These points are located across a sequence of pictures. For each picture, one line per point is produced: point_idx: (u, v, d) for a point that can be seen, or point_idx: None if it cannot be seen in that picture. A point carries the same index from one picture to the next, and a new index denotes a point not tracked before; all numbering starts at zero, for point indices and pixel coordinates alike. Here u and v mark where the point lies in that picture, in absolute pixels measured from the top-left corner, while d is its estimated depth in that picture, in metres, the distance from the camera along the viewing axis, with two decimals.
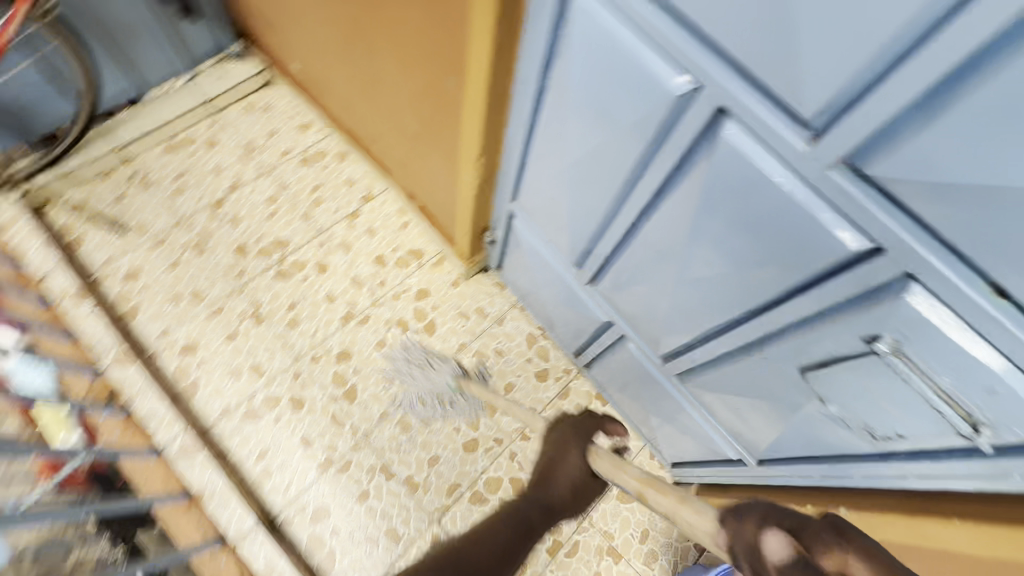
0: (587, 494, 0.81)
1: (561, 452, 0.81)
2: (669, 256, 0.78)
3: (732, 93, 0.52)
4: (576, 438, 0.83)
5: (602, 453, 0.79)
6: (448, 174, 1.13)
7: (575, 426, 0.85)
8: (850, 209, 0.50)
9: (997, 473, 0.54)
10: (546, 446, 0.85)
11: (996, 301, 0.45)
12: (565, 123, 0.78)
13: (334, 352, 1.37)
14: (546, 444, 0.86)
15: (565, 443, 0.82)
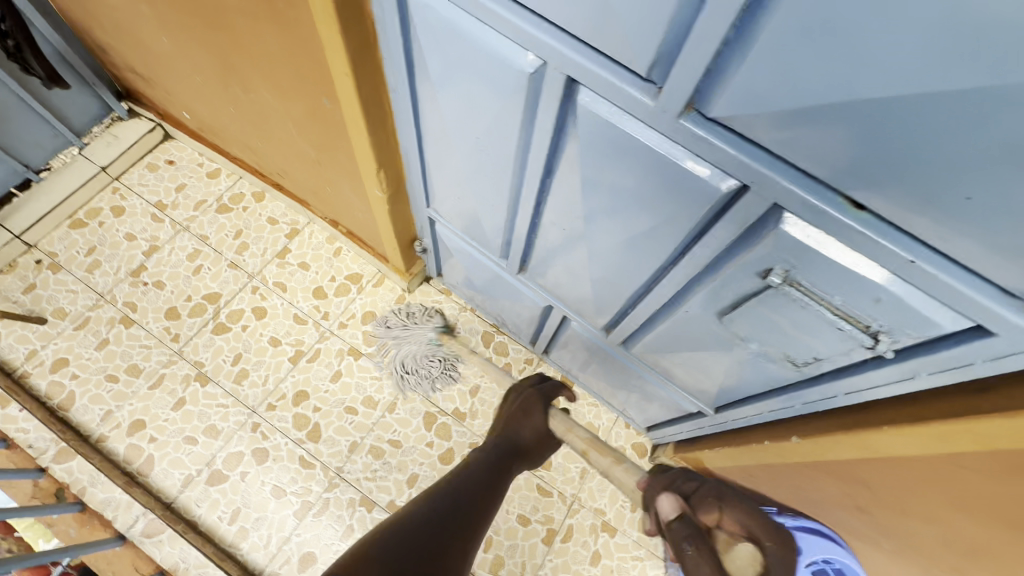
0: (541, 449, 0.99)
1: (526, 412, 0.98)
2: (576, 231, 0.78)
3: (575, 61, 0.51)
4: (541, 404, 0.98)
5: (557, 418, 0.96)
6: (358, 193, 1.11)
7: (539, 391, 1.00)
8: (709, 153, 0.50)
9: (906, 374, 0.56)
10: (511, 403, 1.00)
11: (854, 213, 0.46)
12: (445, 120, 0.76)
13: (290, 395, 1.34)
14: (507, 402, 1.02)
15: (528, 401, 0.99)
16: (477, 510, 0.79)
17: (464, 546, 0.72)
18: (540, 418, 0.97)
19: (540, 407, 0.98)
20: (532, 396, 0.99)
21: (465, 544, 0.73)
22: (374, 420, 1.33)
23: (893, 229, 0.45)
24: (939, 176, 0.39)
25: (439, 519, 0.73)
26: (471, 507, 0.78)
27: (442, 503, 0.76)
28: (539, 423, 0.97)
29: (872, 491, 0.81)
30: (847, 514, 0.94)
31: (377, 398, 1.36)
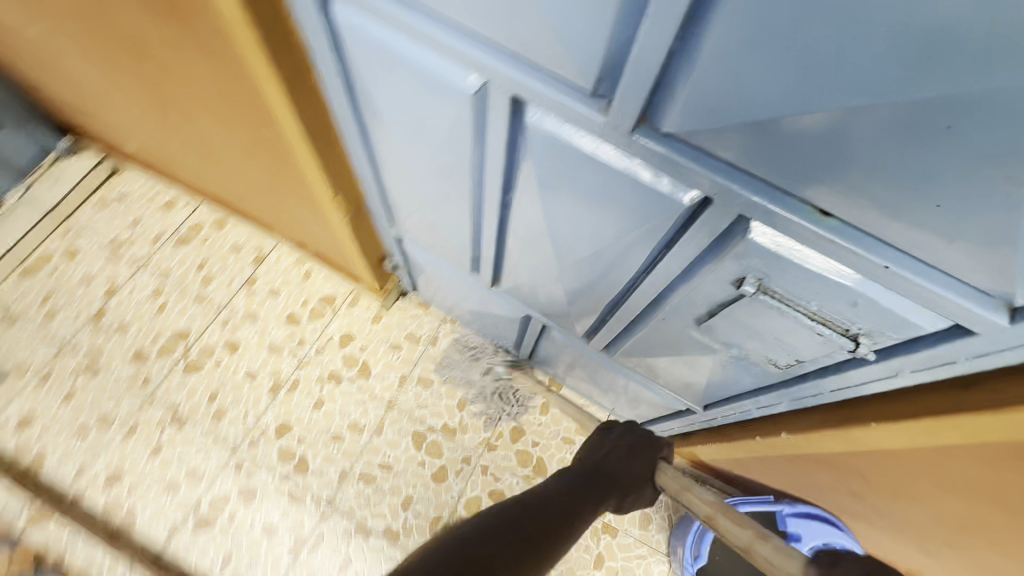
0: (634, 497, 0.74)
1: (625, 454, 0.75)
2: (544, 246, 0.75)
3: (517, 79, 0.48)
4: (647, 448, 0.78)
5: (668, 473, 0.75)
6: (319, 218, 1.06)
7: (646, 436, 0.79)
8: (667, 168, 0.47)
9: (890, 373, 0.54)
10: (601, 441, 0.78)
11: (822, 221, 0.43)
12: (396, 143, 0.72)
13: (273, 428, 1.30)
14: (592, 438, 0.80)
15: (631, 447, 0.76)
16: (556, 533, 0.57)
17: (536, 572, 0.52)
18: (637, 465, 0.75)
19: (639, 452, 0.76)
20: (636, 440, 0.77)
21: (540, 569, 0.53)
22: (362, 445, 1.30)
23: (864, 236, 0.43)
24: (906, 184, 0.37)
25: (514, 532, 0.53)
26: (558, 532, 0.57)
27: (518, 520, 0.55)
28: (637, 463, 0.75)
29: (865, 479, 0.80)
30: (843, 498, 0.93)
31: (363, 422, 1.32)
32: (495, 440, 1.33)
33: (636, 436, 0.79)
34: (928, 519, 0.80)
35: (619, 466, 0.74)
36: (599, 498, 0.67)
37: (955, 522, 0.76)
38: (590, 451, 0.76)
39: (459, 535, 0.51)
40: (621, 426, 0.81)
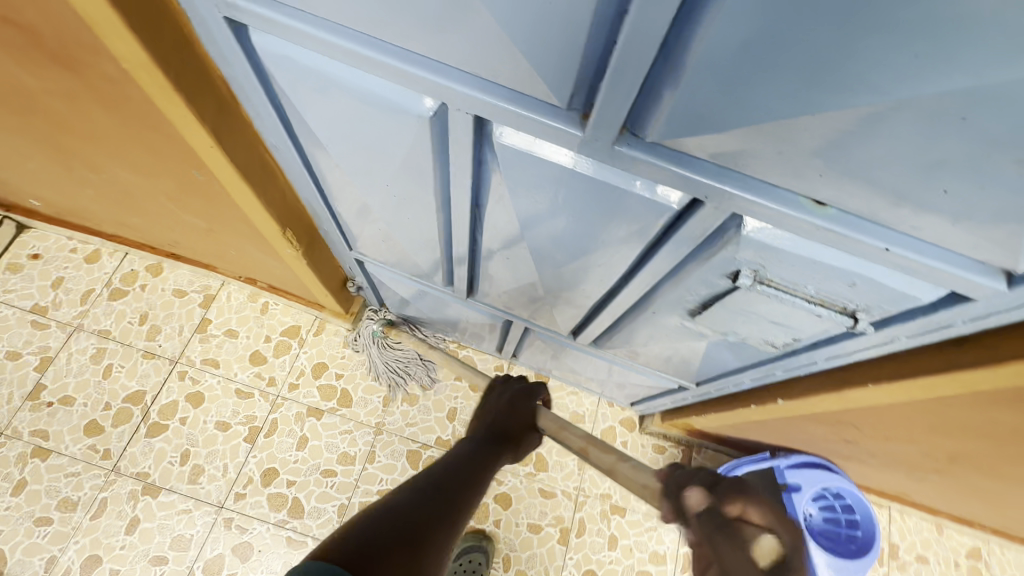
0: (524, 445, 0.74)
1: (514, 408, 0.75)
2: (521, 256, 0.71)
3: (478, 100, 0.43)
4: (529, 393, 0.77)
5: (550, 415, 0.75)
6: (269, 255, 0.98)
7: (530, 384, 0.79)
8: (654, 175, 0.44)
9: (886, 341, 0.55)
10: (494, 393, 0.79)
11: (821, 212, 0.42)
12: (345, 172, 0.66)
13: (258, 477, 1.22)
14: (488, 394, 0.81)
15: (515, 396, 0.77)
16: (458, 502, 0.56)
17: (438, 552, 0.50)
18: (524, 417, 0.74)
19: (524, 402, 0.76)
20: (523, 389, 0.77)
21: (448, 538, 0.52)
22: (356, 475, 1.25)
23: (863, 223, 0.41)
24: (910, 171, 0.35)
25: (419, 509, 0.51)
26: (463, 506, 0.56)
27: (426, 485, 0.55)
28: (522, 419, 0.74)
29: (859, 428, 0.83)
30: (836, 445, 0.97)
31: (352, 452, 1.27)
32: None
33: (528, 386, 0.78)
34: (919, 453, 0.84)
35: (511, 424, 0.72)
36: (493, 454, 0.67)
37: (944, 453, 0.80)
38: (487, 404, 0.77)
39: (352, 535, 0.46)
40: (518, 379, 0.81)
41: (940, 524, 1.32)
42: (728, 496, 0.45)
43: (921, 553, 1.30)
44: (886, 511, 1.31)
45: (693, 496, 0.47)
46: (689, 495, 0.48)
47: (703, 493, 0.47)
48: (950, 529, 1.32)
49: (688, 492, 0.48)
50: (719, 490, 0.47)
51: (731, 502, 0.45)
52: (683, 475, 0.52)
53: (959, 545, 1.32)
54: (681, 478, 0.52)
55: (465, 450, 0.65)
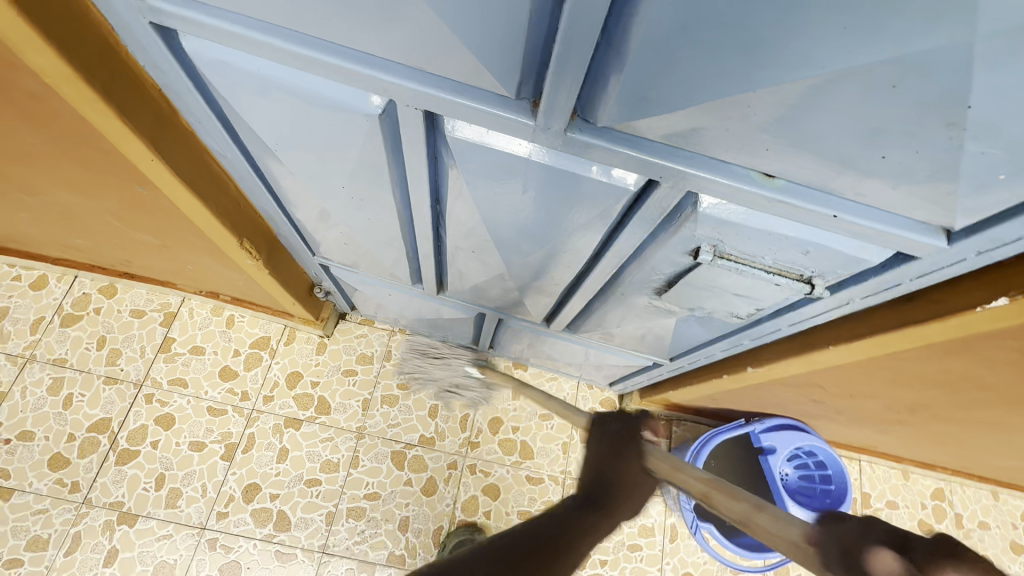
0: (636, 489, 0.60)
1: (614, 453, 0.63)
2: (487, 249, 0.71)
3: (426, 94, 0.42)
4: (625, 436, 0.64)
5: (657, 453, 0.61)
6: (228, 266, 0.95)
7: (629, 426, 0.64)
8: (608, 159, 0.44)
9: (843, 303, 0.57)
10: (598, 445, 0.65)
11: (771, 184, 0.43)
12: (299, 177, 0.64)
13: (239, 494, 1.20)
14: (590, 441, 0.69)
15: (613, 441, 0.63)
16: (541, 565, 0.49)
17: None
18: (626, 463, 0.61)
19: (626, 448, 0.63)
20: (621, 433, 0.63)
21: None
22: (342, 482, 1.23)
23: (812, 192, 0.43)
24: (850, 139, 0.36)
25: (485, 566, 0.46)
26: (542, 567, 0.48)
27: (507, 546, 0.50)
28: (625, 462, 0.61)
29: (826, 388, 0.86)
30: (806, 406, 1.01)
31: (336, 459, 1.25)
32: (475, 437, 1.31)
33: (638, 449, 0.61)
34: (882, 407, 0.88)
35: (614, 467, 0.61)
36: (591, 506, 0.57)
37: (906, 404, 0.84)
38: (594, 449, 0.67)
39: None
40: (615, 419, 0.66)
41: (906, 470, 1.40)
42: (933, 563, 0.32)
43: (890, 498, 1.37)
44: (856, 463, 1.38)
45: (878, 560, 0.34)
46: (869, 556, 0.35)
47: (895, 556, 0.33)
48: (915, 474, 1.40)
49: (873, 553, 0.34)
50: (914, 551, 0.33)
51: (936, 566, 0.32)
52: (847, 526, 0.38)
53: (924, 488, 1.40)
54: (846, 530, 0.38)
55: (558, 505, 0.57)
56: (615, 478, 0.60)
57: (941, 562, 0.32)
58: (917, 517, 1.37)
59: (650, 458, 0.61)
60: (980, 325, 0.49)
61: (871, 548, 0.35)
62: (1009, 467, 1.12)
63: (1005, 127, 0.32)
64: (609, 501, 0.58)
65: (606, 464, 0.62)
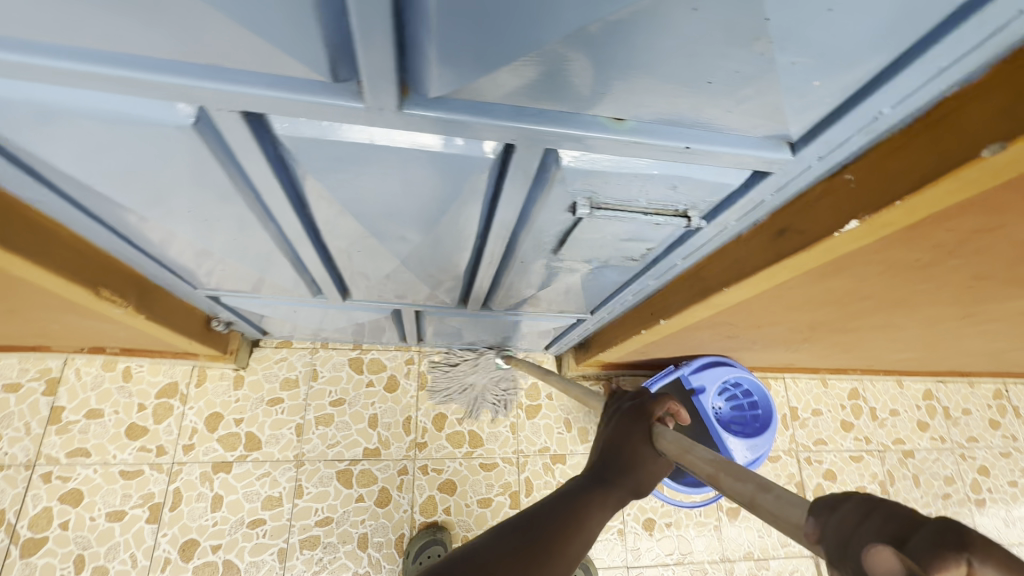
0: (650, 470, 0.47)
1: (628, 427, 0.49)
2: (370, 246, 0.68)
3: (234, 93, 0.38)
4: (647, 422, 0.49)
5: (669, 433, 0.46)
6: (94, 317, 0.84)
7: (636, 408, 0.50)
8: (457, 130, 0.42)
9: (721, 228, 0.60)
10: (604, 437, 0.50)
11: (623, 129, 0.42)
12: (136, 208, 0.57)
13: (176, 554, 1.10)
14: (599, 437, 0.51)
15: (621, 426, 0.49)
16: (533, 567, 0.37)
17: None
18: (643, 444, 0.47)
19: (644, 426, 0.49)
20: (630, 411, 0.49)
21: None
22: (288, 515, 1.17)
23: (662, 129, 0.43)
24: (676, 70, 0.36)
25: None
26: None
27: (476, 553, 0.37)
28: (639, 440, 0.48)
29: (734, 321, 0.90)
30: (723, 341, 1.06)
31: (278, 493, 1.18)
32: (422, 438, 1.28)
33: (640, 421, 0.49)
34: (786, 329, 0.94)
35: (623, 444, 0.48)
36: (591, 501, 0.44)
37: (806, 321, 0.89)
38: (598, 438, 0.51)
39: None
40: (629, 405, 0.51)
41: (824, 378, 1.52)
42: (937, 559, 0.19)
43: (815, 407, 1.49)
44: (780, 381, 1.49)
45: (875, 561, 0.20)
46: (863, 556, 0.21)
47: (899, 554, 0.20)
48: (832, 379, 1.53)
49: (865, 552, 0.21)
50: (920, 543, 0.20)
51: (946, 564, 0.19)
52: (835, 512, 0.24)
53: (841, 391, 1.53)
54: (835, 519, 0.24)
55: (560, 485, 0.46)
56: (621, 451, 0.47)
57: (947, 552, 0.19)
58: (839, 418, 1.50)
59: (661, 439, 0.46)
60: (839, 246, 0.51)
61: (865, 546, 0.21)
62: (905, 358, 1.24)
63: (805, 36, 0.33)
64: (619, 481, 0.45)
65: (611, 437, 0.49)
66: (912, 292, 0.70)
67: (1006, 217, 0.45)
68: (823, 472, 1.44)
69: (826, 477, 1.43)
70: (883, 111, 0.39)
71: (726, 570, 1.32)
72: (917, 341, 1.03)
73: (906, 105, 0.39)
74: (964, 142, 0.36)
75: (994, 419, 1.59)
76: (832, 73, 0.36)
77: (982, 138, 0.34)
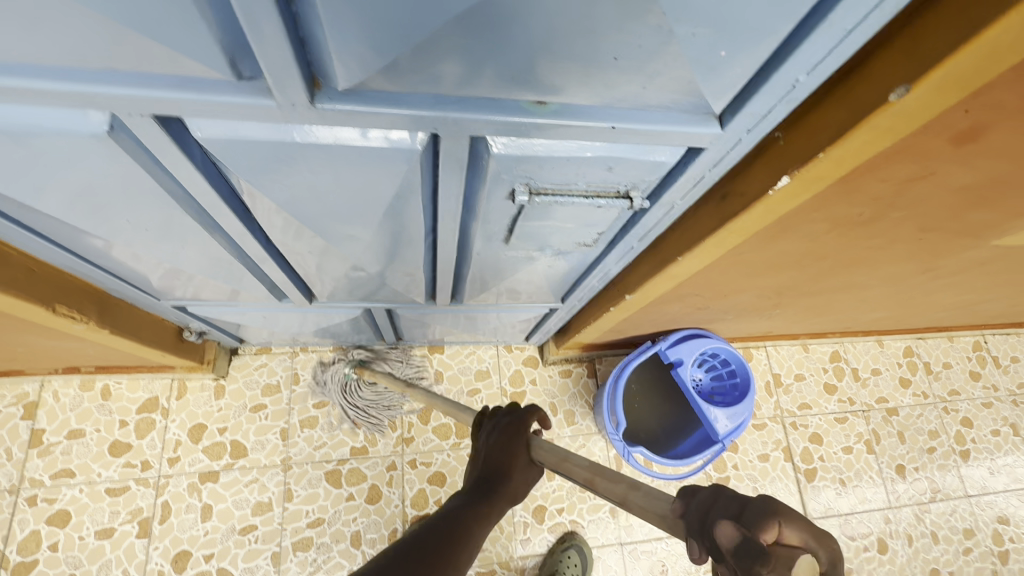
0: (522, 480, 0.49)
1: (499, 446, 0.49)
2: (322, 245, 0.67)
3: (139, 97, 0.37)
4: (517, 438, 0.50)
5: (544, 445, 0.47)
6: (58, 337, 0.84)
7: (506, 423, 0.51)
8: (375, 122, 0.41)
9: (668, 207, 0.59)
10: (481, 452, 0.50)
11: (544, 111, 0.42)
12: (79, 221, 0.57)
13: (168, 566, 1.11)
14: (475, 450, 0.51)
15: (498, 439, 0.50)
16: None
17: None
18: (514, 461, 0.48)
19: (513, 443, 0.49)
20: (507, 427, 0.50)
21: None
22: (279, 519, 1.17)
23: (584, 109, 0.42)
24: (583, 47, 0.36)
25: None
26: None
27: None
28: (512, 459, 0.48)
29: (702, 295, 0.91)
30: (697, 315, 1.06)
31: (267, 498, 1.18)
32: (408, 433, 1.28)
33: (512, 435, 0.50)
34: (754, 298, 0.94)
35: (498, 461, 0.48)
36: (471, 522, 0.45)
37: (773, 289, 0.90)
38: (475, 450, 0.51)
39: None
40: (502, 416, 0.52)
41: (805, 343, 1.53)
42: (755, 528, 0.24)
43: (797, 372, 1.51)
44: (762, 350, 1.50)
45: (722, 532, 0.26)
46: (715, 528, 0.26)
47: (737, 525, 0.25)
48: (814, 344, 1.54)
49: (715, 525, 0.26)
50: (748, 514, 0.25)
51: (764, 526, 0.24)
52: (696, 498, 0.29)
53: (822, 354, 1.54)
54: (696, 505, 0.28)
55: (442, 506, 0.47)
56: (496, 470, 0.48)
57: (763, 520, 0.24)
58: (822, 381, 1.52)
59: (536, 447, 0.48)
60: (779, 206, 0.53)
61: (715, 524, 0.26)
62: (880, 317, 1.25)
63: (703, 4, 0.33)
64: (496, 499, 0.47)
65: (486, 453, 0.50)
66: (868, 251, 0.70)
67: (934, 165, 0.47)
68: (809, 436, 1.46)
69: (812, 441, 1.45)
70: (799, 79, 0.39)
71: None
72: (886, 299, 1.04)
73: (821, 71, 0.38)
74: (877, 90, 0.37)
75: (975, 370, 1.61)
76: (738, 40, 0.36)
77: (892, 83, 0.36)
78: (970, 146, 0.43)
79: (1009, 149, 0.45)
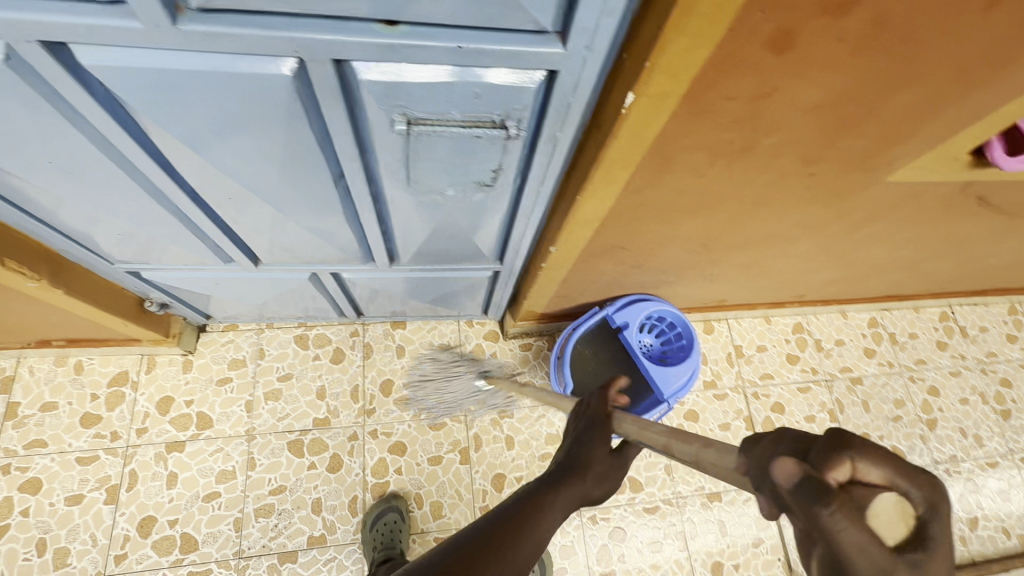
0: (612, 469, 0.52)
1: (585, 434, 0.53)
2: (241, 194, 0.72)
3: (17, 21, 0.42)
4: (601, 428, 0.53)
5: (627, 419, 0.53)
6: (17, 298, 0.90)
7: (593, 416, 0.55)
8: (238, 45, 0.46)
9: (552, 141, 0.63)
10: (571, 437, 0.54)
11: (392, 31, 0.46)
12: (14, 170, 0.63)
13: (134, 531, 1.15)
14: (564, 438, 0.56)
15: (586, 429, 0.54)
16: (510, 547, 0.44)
17: None
18: (598, 446, 0.52)
19: (602, 428, 0.54)
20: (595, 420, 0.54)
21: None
22: (242, 487, 1.21)
23: (429, 29, 0.47)
24: None
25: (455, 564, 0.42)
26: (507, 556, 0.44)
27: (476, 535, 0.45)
28: (595, 444, 0.52)
29: (628, 249, 0.94)
30: (637, 276, 1.09)
31: (231, 466, 1.22)
32: (369, 404, 1.32)
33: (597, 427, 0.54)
34: (683, 252, 0.97)
35: (586, 449, 0.52)
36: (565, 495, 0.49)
37: (697, 241, 0.93)
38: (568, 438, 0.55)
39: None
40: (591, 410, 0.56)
41: (767, 315, 1.55)
42: (828, 462, 0.26)
43: (759, 343, 1.52)
44: (723, 322, 1.52)
45: (779, 470, 0.28)
46: (774, 469, 0.28)
47: (797, 463, 0.27)
48: (776, 316, 1.56)
49: (776, 465, 0.28)
50: (814, 455, 0.27)
51: (836, 463, 0.26)
52: (761, 444, 0.31)
53: (784, 326, 1.56)
54: (760, 451, 0.31)
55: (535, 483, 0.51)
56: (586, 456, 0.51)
57: (835, 453, 0.26)
58: (785, 352, 1.53)
59: (620, 422, 0.53)
60: (643, 129, 0.56)
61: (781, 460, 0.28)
62: (829, 280, 1.27)
63: None
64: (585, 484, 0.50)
65: (575, 439, 0.54)
66: (763, 188, 0.74)
67: (770, 78, 0.50)
68: (772, 406, 1.47)
69: (774, 410, 1.46)
70: None
71: (680, 507, 1.34)
72: (820, 255, 1.06)
73: None
74: None
75: (942, 340, 1.61)
76: None
77: None
78: (790, 53, 0.47)
79: (831, 56, 0.48)
